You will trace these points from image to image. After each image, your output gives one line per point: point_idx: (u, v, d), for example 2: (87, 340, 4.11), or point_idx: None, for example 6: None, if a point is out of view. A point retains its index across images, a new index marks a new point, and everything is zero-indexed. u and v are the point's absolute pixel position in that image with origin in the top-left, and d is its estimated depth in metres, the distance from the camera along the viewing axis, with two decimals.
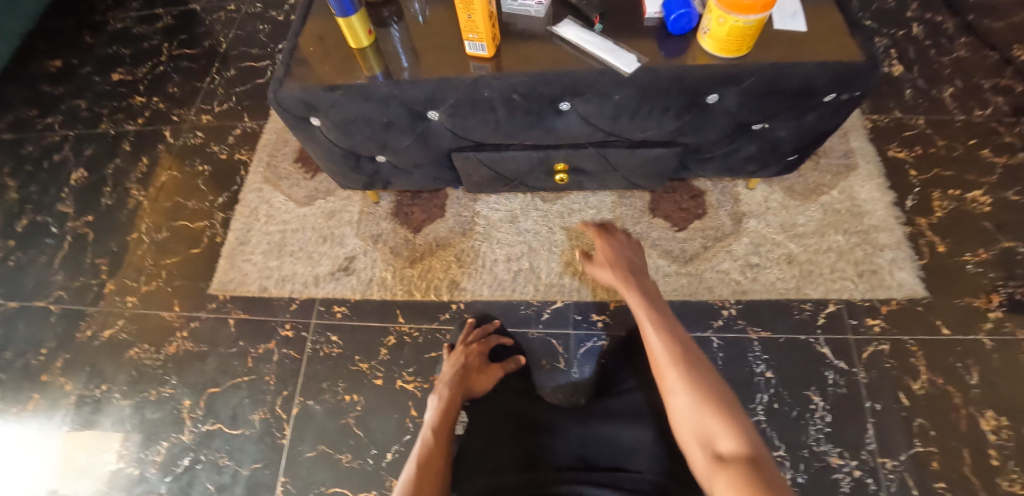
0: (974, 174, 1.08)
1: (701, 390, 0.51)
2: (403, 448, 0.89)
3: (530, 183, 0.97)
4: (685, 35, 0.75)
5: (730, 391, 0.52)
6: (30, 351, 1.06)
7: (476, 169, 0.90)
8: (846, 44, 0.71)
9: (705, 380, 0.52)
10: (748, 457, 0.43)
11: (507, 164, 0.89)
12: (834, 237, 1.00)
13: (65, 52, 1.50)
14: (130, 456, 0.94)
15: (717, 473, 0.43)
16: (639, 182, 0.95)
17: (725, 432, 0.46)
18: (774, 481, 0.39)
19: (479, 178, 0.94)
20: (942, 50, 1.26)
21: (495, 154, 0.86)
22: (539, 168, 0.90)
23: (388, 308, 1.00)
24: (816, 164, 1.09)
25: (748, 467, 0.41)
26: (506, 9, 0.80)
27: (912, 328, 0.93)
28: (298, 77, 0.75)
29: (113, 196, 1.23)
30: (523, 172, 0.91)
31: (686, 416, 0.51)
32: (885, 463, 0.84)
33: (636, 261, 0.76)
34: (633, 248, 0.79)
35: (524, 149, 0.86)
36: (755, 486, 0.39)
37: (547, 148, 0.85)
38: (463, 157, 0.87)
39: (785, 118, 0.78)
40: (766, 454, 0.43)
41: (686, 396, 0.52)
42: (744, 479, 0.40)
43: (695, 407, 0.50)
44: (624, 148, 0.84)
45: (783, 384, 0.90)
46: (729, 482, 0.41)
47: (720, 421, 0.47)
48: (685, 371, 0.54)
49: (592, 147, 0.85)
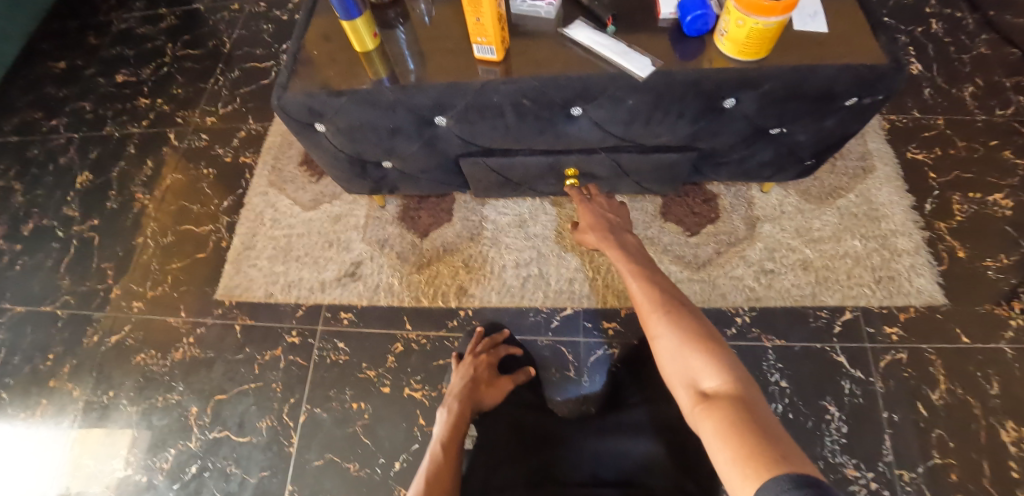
0: (995, 176, 1.05)
1: (685, 330, 0.51)
2: (411, 457, 0.88)
3: (539, 188, 0.95)
4: (701, 37, 0.72)
5: (715, 329, 0.51)
6: (38, 356, 1.05)
7: (485, 174, 0.89)
8: (869, 46, 0.68)
9: (689, 322, 0.52)
10: (732, 392, 0.42)
11: (517, 170, 0.87)
12: (850, 243, 0.98)
13: (69, 53, 1.49)
14: (138, 463, 0.94)
15: (701, 411, 0.43)
16: (651, 187, 0.93)
17: (710, 370, 0.46)
18: (759, 418, 0.39)
19: (488, 183, 0.92)
20: (962, 47, 1.22)
21: (504, 159, 0.85)
22: (549, 173, 0.89)
23: (395, 315, 0.99)
24: (832, 166, 1.06)
25: (732, 403, 0.41)
26: (516, 10, 0.77)
27: (931, 336, 0.90)
28: (302, 83, 0.74)
29: (119, 200, 1.22)
30: (532, 178, 0.90)
31: (670, 357, 0.50)
32: (902, 475, 0.82)
33: (621, 222, 0.78)
34: (618, 209, 0.81)
35: (534, 155, 0.84)
36: (739, 424, 0.38)
37: (558, 154, 0.83)
38: (471, 162, 0.86)
39: (804, 122, 0.75)
40: (752, 388, 0.43)
41: (669, 337, 0.51)
42: (729, 417, 0.39)
43: (679, 348, 0.50)
44: (636, 153, 0.83)
45: (797, 393, 0.89)
46: (712, 419, 0.40)
47: (704, 360, 0.47)
48: (669, 316, 0.54)
49: (603, 152, 0.83)
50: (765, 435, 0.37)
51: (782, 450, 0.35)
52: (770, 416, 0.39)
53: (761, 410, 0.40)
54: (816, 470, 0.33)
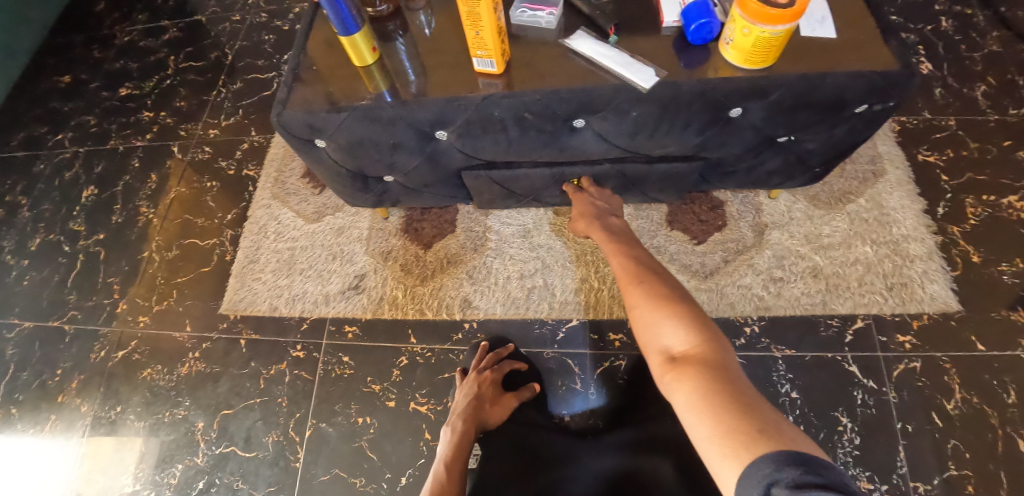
0: (1010, 178, 1.02)
1: (658, 300, 0.56)
2: (417, 472, 0.87)
3: (544, 199, 0.94)
4: (706, 46, 0.71)
5: (687, 298, 0.56)
6: (46, 372, 1.06)
7: (488, 186, 0.88)
8: (880, 52, 0.67)
9: (664, 293, 0.57)
10: (698, 356, 0.47)
11: (521, 182, 0.87)
12: (860, 249, 0.96)
13: (73, 67, 1.50)
14: (146, 479, 0.94)
15: (670, 374, 0.47)
16: (657, 196, 0.92)
17: (680, 335, 0.50)
18: (724, 379, 0.43)
19: (491, 195, 0.91)
20: (973, 45, 1.20)
21: (507, 172, 0.84)
22: (553, 184, 0.88)
23: (400, 328, 0.98)
24: (841, 170, 1.04)
25: (697, 366, 0.45)
26: (516, 21, 0.76)
27: (945, 344, 0.88)
28: (302, 100, 0.73)
29: (124, 214, 1.23)
30: (536, 189, 0.89)
31: (645, 325, 0.55)
32: (917, 487, 0.80)
33: (611, 211, 0.84)
34: (608, 197, 0.86)
35: (537, 167, 0.83)
36: (705, 388, 0.42)
37: (562, 165, 0.83)
38: (474, 176, 0.85)
39: (813, 131, 0.73)
40: (719, 350, 0.48)
41: (644, 306, 0.57)
42: (696, 381, 0.44)
43: (653, 315, 0.55)
44: (641, 163, 0.81)
45: (809, 404, 0.87)
46: (681, 383, 0.45)
47: (674, 325, 0.52)
48: (645, 289, 0.59)
49: (609, 163, 0.82)
50: (732, 401, 0.40)
51: (745, 413, 0.39)
52: (733, 376, 0.44)
53: (724, 370, 0.45)
54: (789, 442, 0.36)
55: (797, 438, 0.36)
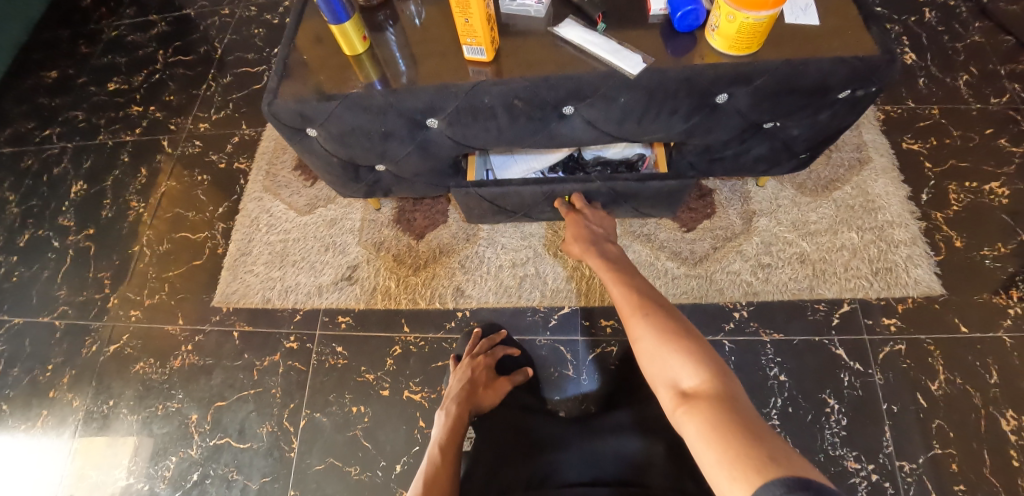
0: (991, 165, 1.04)
1: (662, 332, 0.53)
2: (412, 460, 0.88)
3: (534, 213, 0.96)
4: (692, 33, 0.72)
5: (691, 327, 0.54)
6: (36, 368, 1.05)
7: (480, 202, 0.89)
8: (861, 39, 0.68)
9: (667, 325, 0.54)
10: (710, 391, 0.44)
11: (512, 198, 0.88)
12: (846, 235, 0.98)
13: (60, 62, 1.49)
14: (140, 472, 0.94)
15: (681, 411, 0.44)
16: (647, 210, 0.94)
17: (688, 369, 0.47)
18: (739, 415, 0.40)
19: (481, 209, 0.93)
20: (956, 36, 1.22)
21: (498, 190, 0.85)
22: (544, 200, 0.89)
23: (393, 318, 0.99)
24: (827, 158, 1.06)
25: (710, 402, 0.42)
26: (506, 10, 0.77)
27: (929, 327, 0.90)
28: (293, 88, 0.73)
29: (114, 208, 1.22)
30: (527, 205, 0.91)
31: (650, 357, 0.53)
32: (903, 466, 0.82)
33: (606, 235, 0.84)
34: (603, 218, 0.87)
35: (529, 184, 0.84)
36: (719, 423, 0.39)
37: (553, 183, 0.84)
38: (465, 193, 0.86)
39: (797, 117, 0.75)
40: (727, 380, 0.45)
41: (648, 336, 0.54)
42: (708, 416, 0.40)
43: (659, 348, 0.52)
44: (631, 180, 0.83)
45: (797, 387, 0.89)
46: (693, 420, 0.41)
47: (683, 359, 0.49)
48: (648, 320, 0.56)
49: (599, 180, 0.83)
50: (750, 438, 0.37)
51: (763, 447, 0.36)
52: (747, 411, 0.41)
53: (738, 405, 0.42)
54: (802, 468, 0.33)
55: (809, 465, 0.34)
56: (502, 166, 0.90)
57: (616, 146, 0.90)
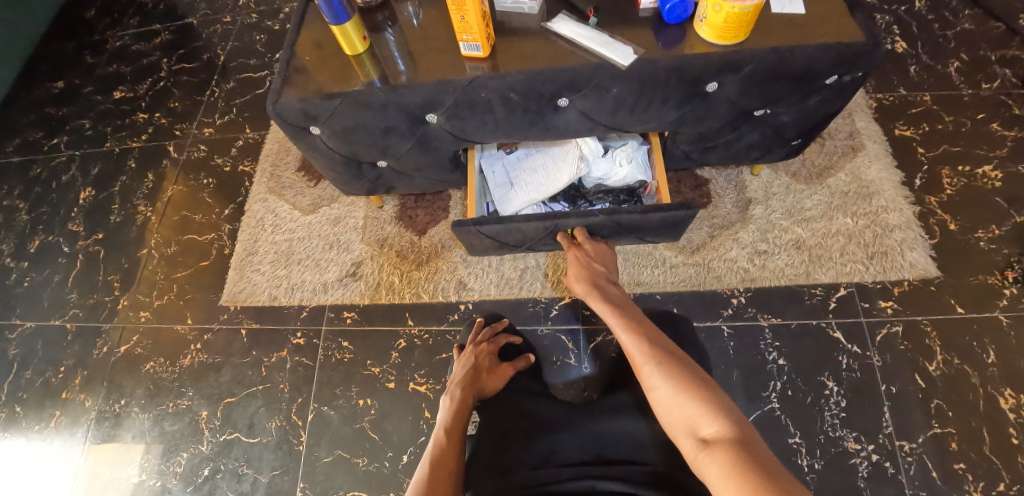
0: (984, 148, 1.06)
1: (679, 381, 0.52)
2: (417, 450, 0.90)
3: (537, 246, 0.88)
4: (682, 25, 0.73)
5: (704, 375, 0.53)
6: (49, 370, 1.07)
7: (479, 239, 0.81)
8: (847, 26, 0.70)
9: (680, 371, 0.53)
10: (734, 438, 0.43)
11: (513, 235, 0.79)
12: (841, 220, 1.00)
13: (67, 73, 1.52)
14: (152, 468, 0.96)
15: (707, 460, 0.43)
16: (653, 239, 0.86)
17: (709, 419, 0.46)
18: (768, 464, 0.39)
19: (481, 245, 0.84)
20: (946, 24, 1.23)
21: (499, 227, 0.76)
22: (548, 234, 0.81)
23: (397, 312, 1.01)
24: (821, 146, 1.08)
25: (736, 449, 0.41)
26: (500, 7, 0.79)
27: (926, 308, 0.92)
28: (296, 87, 0.75)
29: (122, 213, 1.24)
30: (531, 240, 0.82)
31: (668, 406, 0.51)
32: (903, 446, 0.83)
33: (607, 273, 0.80)
34: (603, 253, 0.82)
35: (529, 221, 0.75)
36: (748, 470, 0.39)
37: (555, 218, 0.75)
38: (464, 230, 0.77)
39: (787, 103, 0.76)
40: (746, 430, 0.44)
41: (667, 388, 0.52)
42: (737, 463, 0.40)
43: (676, 397, 0.51)
44: (636, 214, 0.73)
45: (796, 371, 0.90)
46: (724, 470, 0.40)
47: (702, 408, 0.48)
48: (660, 367, 0.55)
49: (602, 215, 0.74)
50: (785, 488, 0.36)
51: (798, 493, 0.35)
52: (773, 459, 0.40)
53: (763, 452, 0.41)
54: None
55: None
56: (503, 198, 0.90)
57: (619, 173, 0.87)
